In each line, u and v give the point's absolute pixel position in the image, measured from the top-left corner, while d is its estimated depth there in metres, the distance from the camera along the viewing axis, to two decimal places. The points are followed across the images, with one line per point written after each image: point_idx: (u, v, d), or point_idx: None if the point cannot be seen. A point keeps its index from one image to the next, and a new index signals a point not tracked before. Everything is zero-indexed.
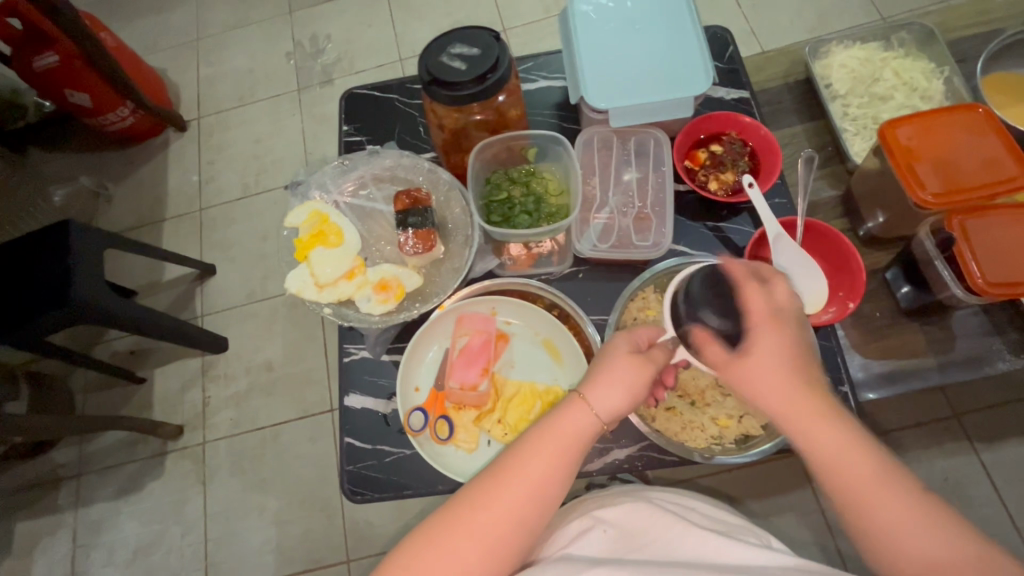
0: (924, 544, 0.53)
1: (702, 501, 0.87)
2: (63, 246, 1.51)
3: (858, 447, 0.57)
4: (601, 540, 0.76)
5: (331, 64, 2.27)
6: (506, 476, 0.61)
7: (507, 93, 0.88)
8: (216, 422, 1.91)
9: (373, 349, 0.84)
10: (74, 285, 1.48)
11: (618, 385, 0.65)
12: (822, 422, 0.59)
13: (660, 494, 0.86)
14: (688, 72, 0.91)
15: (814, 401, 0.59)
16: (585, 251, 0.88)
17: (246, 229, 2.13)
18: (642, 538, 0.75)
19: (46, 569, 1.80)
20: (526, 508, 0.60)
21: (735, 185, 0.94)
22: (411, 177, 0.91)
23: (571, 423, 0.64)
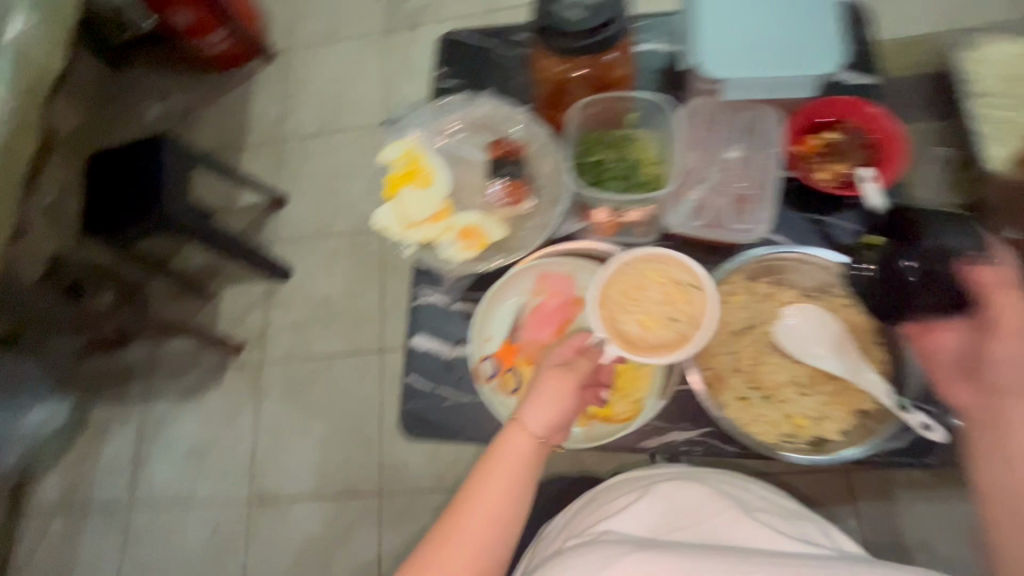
0: None
1: (757, 485, 0.90)
2: (156, 159, 1.61)
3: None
4: (650, 514, 0.81)
5: (420, 8, 2.24)
6: (477, 500, 0.64)
7: (619, 51, 0.85)
8: (274, 345, 2.01)
9: (447, 294, 0.88)
10: (163, 199, 1.57)
11: (547, 401, 0.68)
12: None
13: (714, 474, 0.89)
14: (816, 48, 0.84)
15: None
16: (676, 226, 0.87)
17: (320, 165, 2.18)
18: (693, 518, 0.79)
19: (115, 451, 1.98)
20: (498, 521, 0.63)
21: (848, 178, 0.87)
22: (508, 126, 0.89)
23: (513, 449, 0.67)
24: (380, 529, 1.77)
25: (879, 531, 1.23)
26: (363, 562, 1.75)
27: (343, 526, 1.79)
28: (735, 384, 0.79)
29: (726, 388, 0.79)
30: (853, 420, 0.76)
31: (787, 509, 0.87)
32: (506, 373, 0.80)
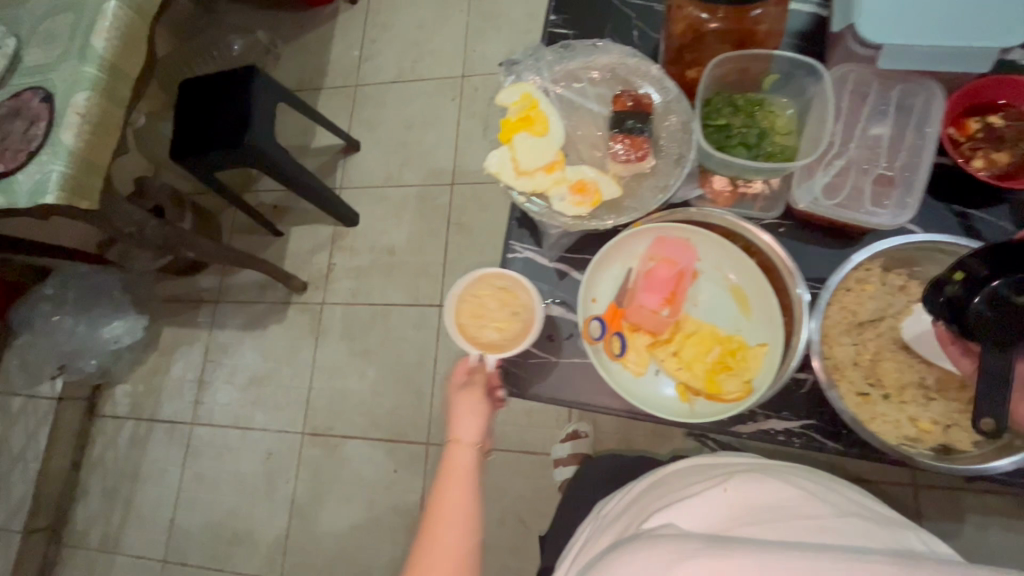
0: None
1: (852, 490, 0.81)
2: (247, 89, 1.62)
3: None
4: (721, 505, 0.74)
5: None
6: (437, 515, 0.70)
7: (766, 8, 0.77)
8: (336, 288, 2.05)
9: (548, 252, 0.83)
10: (250, 130, 1.58)
11: (473, 415, 0.77)
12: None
13: (802, 473, 0.82)
14: (1003, 13, 0.73)
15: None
16: (801, 203, 0.79)
17: (394, 113, 2.16)
18: (767, 514, 0.72)
19: (181, 371, 2.09)
20: (462, 524, 0.70)
21: (1007, 169, 0.79)
22: (633, 78, 0.83)
23: (457, 465, 0.75)
24: (423, 476, 1.81)
25: None
26: (405, 505, 1.81)
27: (388, 468, 1.85)
28: (856, 377, 0.73)
29: (845, 380, 0.73)
30: (987, 432, 0.69)
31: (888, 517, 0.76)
32: (610, 339, 0.73)
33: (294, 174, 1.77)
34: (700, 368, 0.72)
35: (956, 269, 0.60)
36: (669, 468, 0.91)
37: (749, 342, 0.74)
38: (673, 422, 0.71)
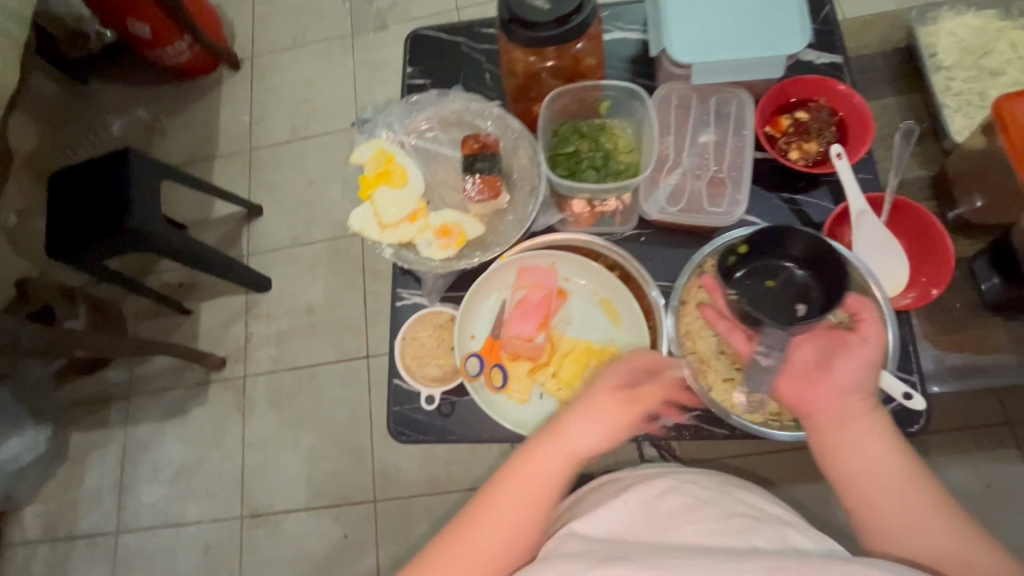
0: (933, 540, 0.60)
1: (749, 489, 0.79)
2: (121, 170, 1.55)
3: (886, 445, 0.64)
4: (614, 523, 0.71)
5: (386, 9, 2.22)
6: (492, 499, 0.67)
7: (586, 40, 0.84)
8: (256, 358, 1.97)
9: (430, 295, 0.86)
10: (131, 213, 1.52)
11: (590, 421, 0.68)
12: (866, 420, 0.65)
13: (696, 475, 0.81)
14: (782, 28, 0.84)
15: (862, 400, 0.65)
16: (652, 213, 0.86)
17: (293, 172, 2.14)
18: (663, 524, 0.68)
19: (98, 477, 1.93)
20: (511, 523, 0.66)
21: (817, 157, 0.88)
22: (480, 121, 0.89)
23: (545, 461, 0.67)
24: (376, 535, 1.75)
25: None
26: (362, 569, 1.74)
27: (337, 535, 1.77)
28: (722, 365, 0.78)
29: (712, 370, 0.78)
30: None
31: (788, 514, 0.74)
32: (492, 370, 0.76)
33: (191, 251, 1.71)
34: (579, 385, 0.76)
35: (745, 245, 0.77)
36: (579, 491, 0.87)
37: (622, 351, 0.79)
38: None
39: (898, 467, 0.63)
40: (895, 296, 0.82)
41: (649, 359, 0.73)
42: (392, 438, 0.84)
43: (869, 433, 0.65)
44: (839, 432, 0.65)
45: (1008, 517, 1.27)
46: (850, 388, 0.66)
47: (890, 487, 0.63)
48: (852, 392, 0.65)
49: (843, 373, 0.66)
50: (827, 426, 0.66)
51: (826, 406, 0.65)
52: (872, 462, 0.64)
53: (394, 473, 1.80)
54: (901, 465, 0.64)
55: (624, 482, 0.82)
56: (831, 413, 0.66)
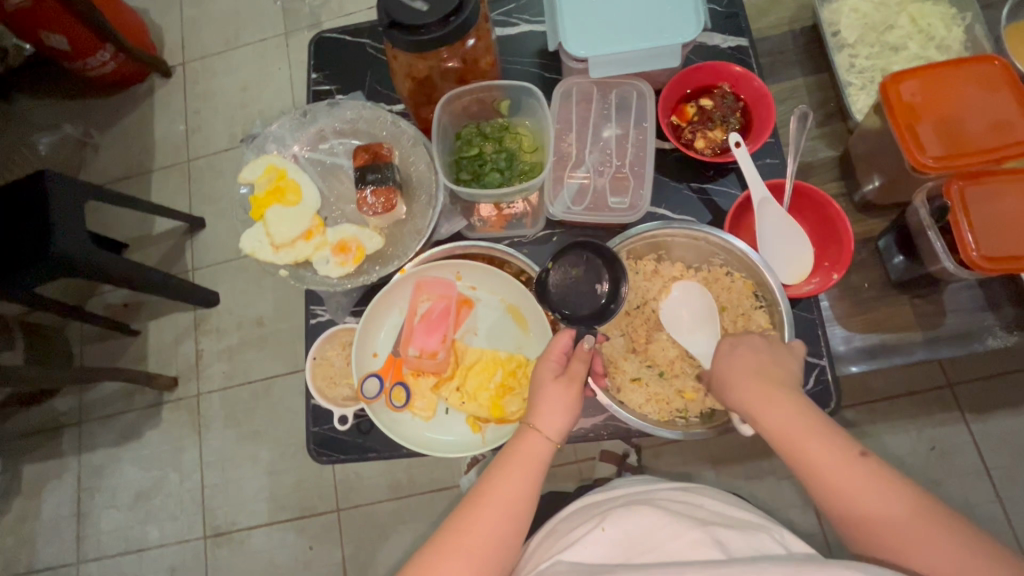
0: (875, 500, 0.59)
1: (716, 499, 0.72)
2: (38, 187, 1.20)
3: (805, 420, 0.63)
4: (598, 547, 0.63)
5: (319, 4, 1.83)
6: (480, 508, 0.62)
7: (476, 38, 0.79)
8: (209, 374, 1.64)
9: (336, 313, 0.85)
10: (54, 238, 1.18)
11: (547, 403, 0.66)
12: (780, 398, 0.64)
13: (672, 492, 0.73)
14: (676, 16, 0.82)
15: (767, 383, 0.66)
16: (556, 214, 0.83)
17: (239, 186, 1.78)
18: (648, 541, 0.62)
19: (51, 521, 1.60)
20: (504, 526, 0.62)
21: (723, 144, 0.86)
22: (375, 130, 0.89)
23: (530, 453, 0.65)
24: (342, 546, 1.49)
25: None
26: None
27: (302, 547, 1.50)
28: (628, 366, 0.79)
29: (620, 371, 0.79)
30: None
31: (750, 519, 0.68)
32: (392, 389, 0.77)
33: (132, 276, 1.36)
34: (484, 396, 0.78)
35: (554, 261, 0.75)
36: (548, 524, 0.77)
37: (528, 358, 0.80)
38: (466, 454, 0.77)
39: (832, 443, 0.61)
40: (799, 282, 0.82)
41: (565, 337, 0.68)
42: (313, 460, 0.82)
43: (790, 413, 0.64)
44: (758, 416, 0.65)
45: (963, 488, 1.22)
46: (750, 372, 0.67)
47: (829, 468, 0.60)
48: (755, 375, 0.66)
49: (735, 364, 0.68)
50: (764, 403, 0.65)
51: (733, 395, 0.67)
52: (796, 437, 0.62)
53: (356, 480, 1.52)
54: (833, 441, 0.62)
55: (599, 506, 0.74)
56: (741, 401, 0.66)
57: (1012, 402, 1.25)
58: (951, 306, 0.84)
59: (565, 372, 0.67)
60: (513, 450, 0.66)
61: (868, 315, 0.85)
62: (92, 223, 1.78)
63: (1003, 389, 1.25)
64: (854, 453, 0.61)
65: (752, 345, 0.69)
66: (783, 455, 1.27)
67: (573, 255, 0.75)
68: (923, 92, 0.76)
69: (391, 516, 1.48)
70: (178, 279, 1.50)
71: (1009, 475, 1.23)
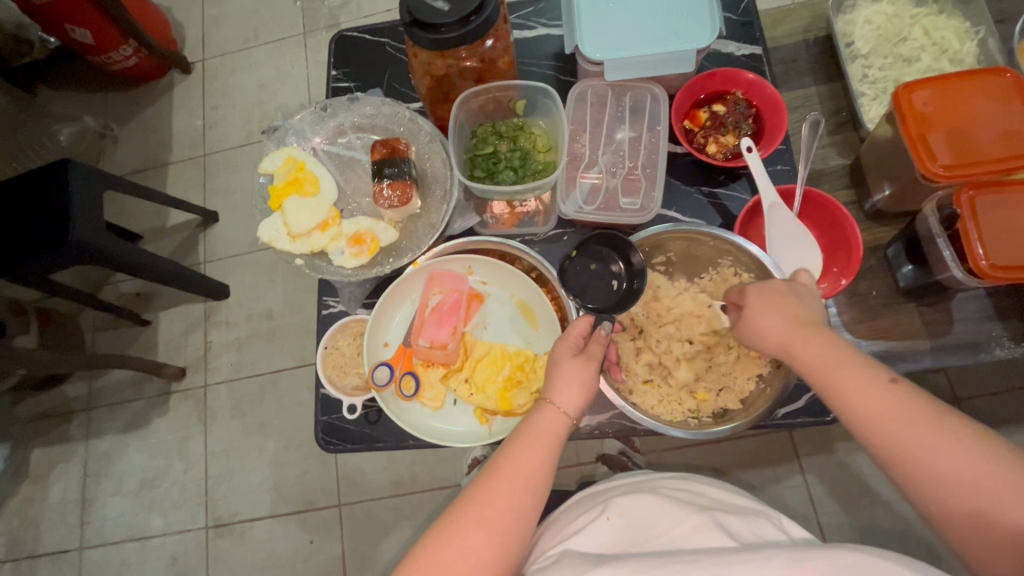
0: (926, 438, 0.55)
1: (717, 488, 0.74)
2: (59, 174, 1.23)
3: (841, 351, 0.62)
4: (604, 533, 0.65)
5: (338, 6, 1.86)
6: (498, 477, 0.62)
7: (495, 39, 0.81)
8: (217, 366, 1.66)
9: (349, 303, 0.86)
10: (72, 226, 1.20)
11: (569, 380, 0.67)
12: (813, 332, 0.65)
13: (671, 481, 0.75)
14: (692, 22, 0.83)
15: (798, 320, 0.66)
16: (568, 213, 0.85)
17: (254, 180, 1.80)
18: (651, 524, 0.63)
19: (57, 506, 1.62)
20: (523, 498, 0.61)
21: (735, 149, 0.87)
22: (392, 126, 0.91)
23: (545, 424, 0.66)
24: (343, 540, 1.50)
25: (819, 486, 1.26)
26: None
27: (302, 541, 1.51)
28: (637, 367, 0.80)
29: (630, 372, 0.80)
30: (753, 388, 0.78)
31: (748, 506, 0.70)
32: (403, 379, 0.79)
33: (145, 266, 1.38)
34: (493, 389, 0.79)
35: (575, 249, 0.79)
36: (551, 516, 0.78)
37: (537, 352, 0.81)
38: (473, 445, 0.78)
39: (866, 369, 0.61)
40: None
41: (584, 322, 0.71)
42: (320, 448, 0.83)
43: (824, 344, 0.63)
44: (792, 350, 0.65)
45: None
46: (779, 315, 0.68)
47: (865, 399, 0.59)
48: (786, 316, 0.67)
49: (765, 309, 0.68)
50: (798, 337, 0.65)
51: (769, 335, 0.68)
52: (832, 366, 0.62)
53: (359, 475, 1.53)
54: (868, 372, 0.60)
55: (601, 494, 0.76)
56: (777, 340, 0.67)
57: (1020, 418, 1.24)
58: (958, 316, 0.84)
59: (582, 352, 0.69)
60: (530, 425, 0.66)
61: (878, 321, 0.85)
62: (109, 213, 1.81)
63: (1011, 405, 1.24)
64: (888, 380, 0.60)
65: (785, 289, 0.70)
66: (786, 464, 1.27)
67: (593, 247, 0.79)
68: (935, 102, 0.77)
69: (392, 513, 1.49)
70: (191, 270, 1.52)
71: None
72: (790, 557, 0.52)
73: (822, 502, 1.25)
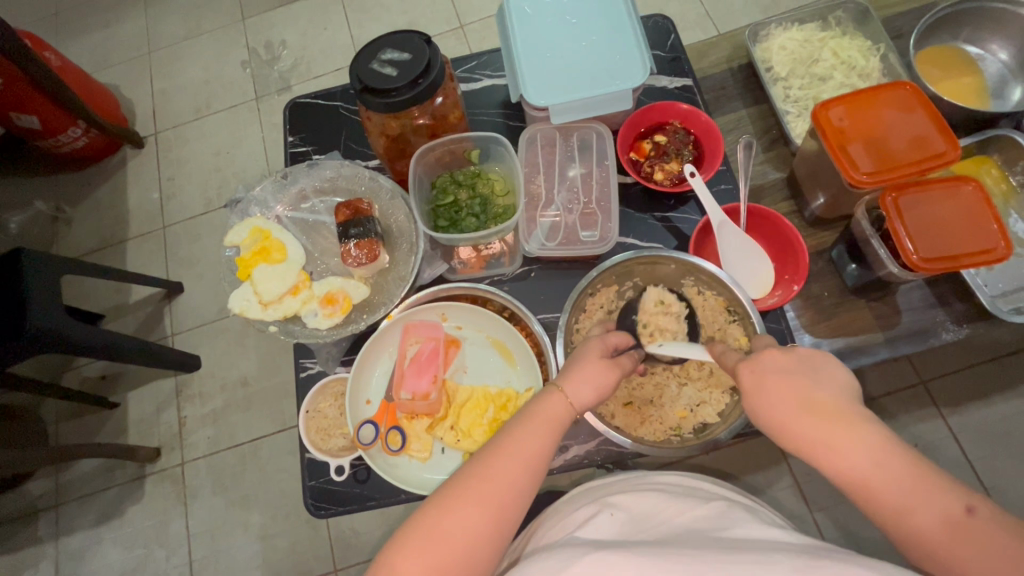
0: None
1: (712, 483, 0.76)
2: (12, 265, 1.20)
3: (897, 466, 0.50)
4: (608, 524, 0.64)
5: (288, 70, 1.91)
6: (497, 457, 0.59)
7: (444, 96, 0.85)
8: (193, 441, 1.60)
9: (327, 363, 0.87)
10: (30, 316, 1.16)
11: (589, 372, 0.67)
12: (850, 431, 0.52)
13: (669, 476, 0.76)
14: (625, 64, 0.90)
15: (831, 413, 0.54)
16: (532, 251, 0.89)
17: (217, 247, 1.79)
18: (654, 517, 0.64)
19: None
20: (520, 477, 0.59)
21: (680, 174, 0.92)
22: (354, 186, 0.94)
23: (551, 410, 0.64)
24: None
25: (808, 485, 1.29)
26: None
27: None
28: (618, 392, 0.82)
29: (609, 398, 0.81)
30: (729, 400, 0.81)
31: (735, 499, 0.71)
32: (388, 433, 0.79)
33: (112, 345, 1.34)
34: (478, 433, 0.80)
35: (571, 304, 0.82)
36: (539, 519, 0.78)
37: (519, 390, 0.83)
38: None
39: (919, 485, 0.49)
40: (764, 295, 0.87)
41: (619, 335, 0.73)
42: (311, 513, 0.81)
43: (858, 441, 0.52)
44: (825, 454, 0.53)
45: None
46: (798, 403, 0.55)
47: (908, 503, 0.49)
48: (810, 405, 0.55)
49: (783, 389, 0.56)
50: (802, 426, 0.54)
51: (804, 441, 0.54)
52: (880, 490, 0.50)
53: (353, 536, 1.48)
54: (914, 481, 0.50)
55: (597, 490, 0.77)
56: (805, 445, 0.54)
57: (980, 392, 1.31)
58: (904, 306, 0.90)
59: (612, 357, 0.69)
60: (534, 409, 0.64)
61: (835, 319, 0.90)
62: (68, 296, 1.77)
63: (971, 381, 1.32)
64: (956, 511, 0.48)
65: (806, 366, 0.58)
66: (775, 466, 1.31)
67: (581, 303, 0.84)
68: (850, 116, 0.85)
69: None
70: (157, 345, 1.48)
71: (990, 462, 1.27)
72: (796, 563, 0.49)
73: (813, 500, 1.28)
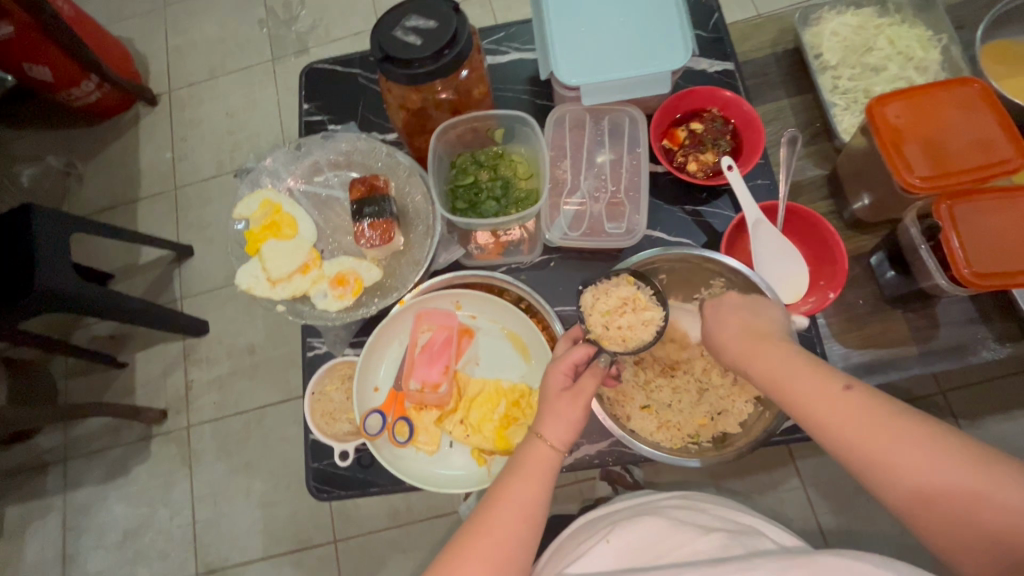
0: (874, 442, 0.56)
1: (722, 505, 0.76)
2: (22, 221, 1.17)
3: (803, 364, 0.62)
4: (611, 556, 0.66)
5: (306, 31, 1.84)
6: (492, 517, 0.60)
7: (469, 69, 0.79)
8: (199, 406, 1.60)
9: (334, 345, 0.84)
10: (39, 274, 1.14)
11: (559, 409, 0.64)
12: (771, 343, 0.65)
13: (674, 500, 0.76)
14: (665, 43, 0.84)
15: (758, 334, 0.66)
16: (554, 240, 0.84)
17: (228, 212, 1.76)
18: (655, 548, 0.66)
19: (33, 563, 1.53)
20: (520, 534, 0.59)
21: (715, 167, 0.87)
22: (370, 161, 0.89)
23: (535, 458, 0.63)
24: None
25: (816, 489, 1.26)
26: None
27: None
28: (635, 395, 0.78)
29: (627, 401, 0.78)
30: (752, 410, 0.77)
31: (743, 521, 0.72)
32: (395, 425, 0.77)
33: (121, 308, 1.33)
34: (488, 428, 0.77)
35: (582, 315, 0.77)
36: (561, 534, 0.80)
37: (532, 387, 0.80)
38: (472, 488, 0.76)
39: (817, 377, 0.61)
40: (796, 301, 0.83)
41: (579, 351, 0.67)
42: (313, 495, 0.80)
43: (779, 356, 0.63)
44: (749, 363, 0.65)
45: None
46: (736, 329, 0.68)
47: (811, 395, 0.60)
48: (746, 331, 0.67)
49: (730, 321, 0.69)
50: (734, 345, 0.67)
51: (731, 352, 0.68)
52: (782, 379, 0.62)
53: (353, 509, 1.48)
54: (816, 372, 0.61)
55: (600, 518, 0.77)
56: (733, 356, 0.68)
57: (1002, 406, 1.26)
58: (944, 320, 0.85)
59: (571, 388, 0.65)
60: (521, 459, 0.64)
61: (867, 329, 0.86)
62: (78, 253, 1.75)
63: (992, 394, 1.27)
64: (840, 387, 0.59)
65: (745, 303, 0.70)
66: (783, 468, 1.28)
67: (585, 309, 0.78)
68: (907, 114, 0.79)
69: (391, 545, 1.44)
70: (166, 309, 1.46)
71: None
72: (775, 563, 0.56)
73: (820, 505, 1.25)
